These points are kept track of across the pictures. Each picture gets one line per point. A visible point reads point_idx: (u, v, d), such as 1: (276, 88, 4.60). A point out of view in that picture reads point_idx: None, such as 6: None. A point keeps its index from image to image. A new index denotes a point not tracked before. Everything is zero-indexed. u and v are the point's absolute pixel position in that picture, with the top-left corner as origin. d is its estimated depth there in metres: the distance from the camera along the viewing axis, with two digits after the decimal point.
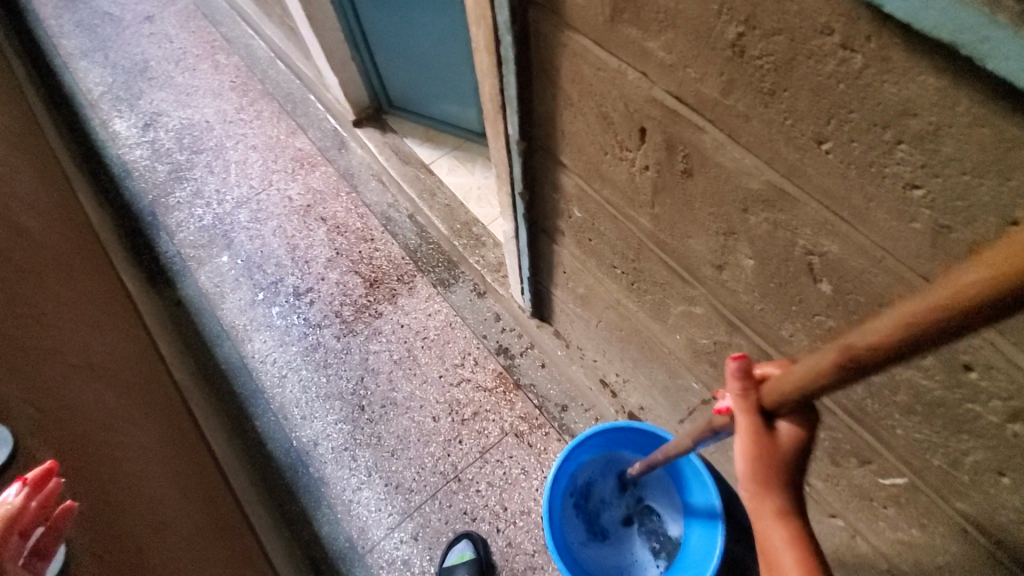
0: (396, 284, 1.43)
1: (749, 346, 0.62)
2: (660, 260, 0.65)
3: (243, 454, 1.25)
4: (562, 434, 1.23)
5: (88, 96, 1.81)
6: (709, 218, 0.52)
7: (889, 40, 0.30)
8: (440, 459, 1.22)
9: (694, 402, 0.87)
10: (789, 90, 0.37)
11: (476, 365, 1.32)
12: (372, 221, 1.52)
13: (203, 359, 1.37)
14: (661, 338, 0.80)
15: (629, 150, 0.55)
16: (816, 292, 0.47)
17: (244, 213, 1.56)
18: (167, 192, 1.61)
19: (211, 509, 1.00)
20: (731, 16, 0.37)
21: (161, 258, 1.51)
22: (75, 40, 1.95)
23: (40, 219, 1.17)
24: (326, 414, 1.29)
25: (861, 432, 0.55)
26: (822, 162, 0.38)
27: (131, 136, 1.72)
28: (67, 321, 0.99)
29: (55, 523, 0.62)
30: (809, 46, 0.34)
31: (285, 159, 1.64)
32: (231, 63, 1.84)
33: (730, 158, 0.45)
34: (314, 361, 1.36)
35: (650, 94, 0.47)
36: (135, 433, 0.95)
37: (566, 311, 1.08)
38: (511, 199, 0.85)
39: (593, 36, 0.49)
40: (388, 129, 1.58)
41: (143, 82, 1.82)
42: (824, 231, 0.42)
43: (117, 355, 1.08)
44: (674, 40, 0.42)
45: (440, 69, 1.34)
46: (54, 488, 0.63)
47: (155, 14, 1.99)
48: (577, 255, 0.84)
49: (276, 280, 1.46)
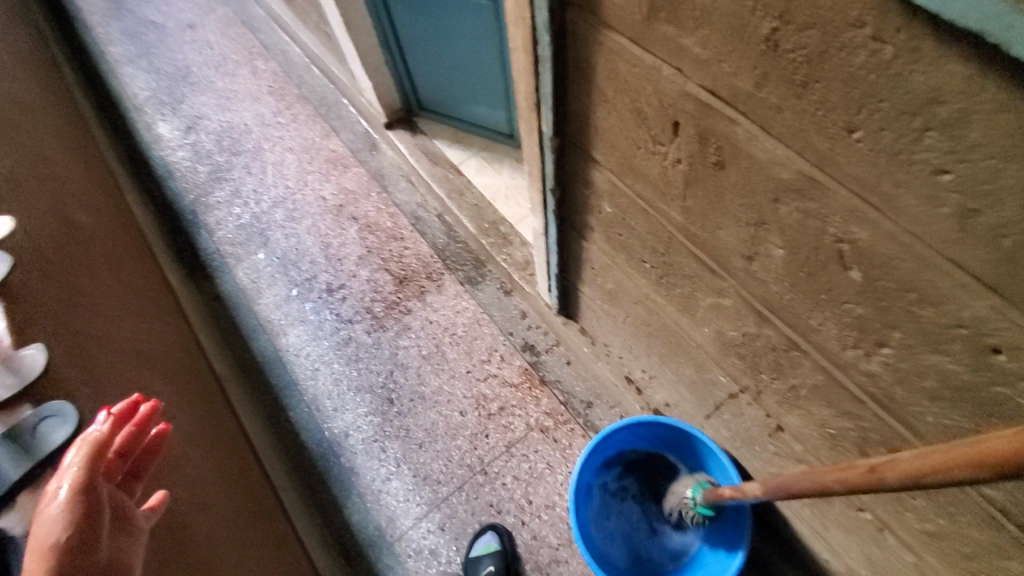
0: (425, 281, 1.47)
1: (778, 336, 0.63)
2: (689, 252, 0.67)
3: (278, 443, 1.30)
4: (586, 430, 1.25)
5: (133, 101, 1.89)
6: (740, 209, 0.54)
7: (918, 32, 0.32)
8: (467, 452, 1.25)
9: (722, 396, 0.88)
10: (821, 81, 0.39)
11: (503, 361, 1.34)
12: (402, 221, 1.56)
13: (240, 351, 1.43)
14: (689, 333, 0.82)
15: (662, 144, 0.57)
16: (846, 280, 0.49)
17: (280, 213, 1.62)
18: (207, 192, 1.68)
19: (247, 493, 1.04)
20: (765, 11, 0.39)
21: (201, 254, 1.58)
22: (121, 47, 2.04)
23: (92, 214, 1.24)
24: (357, 407, 1.33)
25: (891, 421, 0.56)
26: (853, 151, 0.40)
27: (174, 138, 1.80)
28: (118, 311, 1.05)
29: (151, 446, 0.66)
30: (841, 38, 0.36)
31: (319, 161, 1.70)
32: (269, 68, 1.92)
33: (763, 149, 0.46)
34: (345, 355, 1.40)
35: (684, 89, 0.49)
36: (179, 418, 1.00)
37: (593, 307, 1.10)
38: (541, 196, 0.88)
39: (629, 34, 0.51)
40: (418, 131, 1.63)
41: (185, 87, 1.91)
42: (853, 218, 0.43)
43: (162, 344, 1.13)
44: (709, 37, 0.44)
45: (470, 72, 1.37)
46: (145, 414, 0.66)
47: (197, 22, 2.08)
48: (606, 251, 0.87)
49: (310, 276, 1.52)
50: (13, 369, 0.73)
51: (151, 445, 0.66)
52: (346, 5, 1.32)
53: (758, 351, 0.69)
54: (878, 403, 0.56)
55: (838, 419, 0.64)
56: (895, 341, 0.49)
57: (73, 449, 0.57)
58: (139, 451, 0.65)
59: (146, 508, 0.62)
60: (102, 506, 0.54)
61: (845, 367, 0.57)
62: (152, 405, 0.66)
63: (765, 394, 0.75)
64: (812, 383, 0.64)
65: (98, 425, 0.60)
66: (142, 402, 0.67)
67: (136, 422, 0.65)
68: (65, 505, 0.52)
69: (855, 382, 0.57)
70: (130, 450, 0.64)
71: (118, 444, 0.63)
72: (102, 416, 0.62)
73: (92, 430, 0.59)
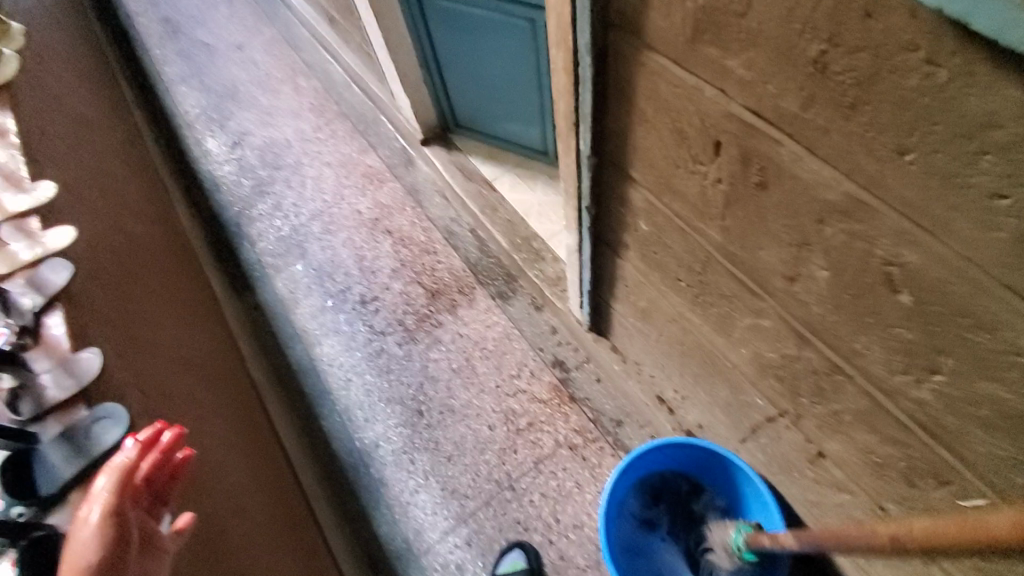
0: (457, 295, 1.48)
1: (820, 359, 0.62)
2: (728, 271, 0.66)
3: (310, 451, 1.32)
4: (616, 449, 1.23)
5: (184, 118, 1.99)
6: (782, 230, 0.53)
7: (974, 57, 0.31)
8: (495, 468, 1.25)
9: (758, 419, 0.86)
10: (871, 104, 0.38)
11: (532, 377, 1.34)
12: (435, 235, 1.59)
13: (276, 360, 1.46)
14: (725, 353, 0.81)
15: (702, 164, 0.57)
16: (894, 303, 0.47)
17: (318, 226, 1.67)
18: (250, 205, 1.75)
19: (280, 499, 1.07)
20: (813, 35, 0.39)
21: (242, 265, 1.64)
22: (175, 67, 2.15)
23: (145, 225, 1.30)
24: (387, 418, 1.35)
25: (940, 451, 0.53)
26: (904, 173, 0.39)
27: (221, 153, 1.88)
28: (165, 318, 1.09)
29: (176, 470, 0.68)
30: (893, 61, 0.35)
31: (357, 176, 1.74)
32: (312, 87, 1.99)
33: (808, 170, 0.46)
34: (377, 366, 1.42)
35: (727, 109, 0.50)
36: (218, 423, 1.03)
37: (625, 324, 1.10)
38: (576, 213, 0.89)
39: (671, 55, 0.52)
40: (453, 147, 1.66)
41: (232, 104, 1.99)
42: (902, 241, 0.43)
43: (205, 351, 1.17)
44: (754, 59, 0.44)
45: (506, 91, 1.40)
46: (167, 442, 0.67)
47: (245, 42, 2.18)
48: (640, 269, 0.86)
49: (345, 288, 1.55)
50: (70, 371, 0.77)
51: (176, 469, 0.68)
52: (388, 28, 1.36)
53: (798, 374, 0.68)
54: (926, 431, 0.54)
55: (883, 446, 0.61)
56: (946, 367, 0.47)
57: (103, 475, 0.61)
58: (162, 476, 0.67)
59: (173, 530, 0.63)
60: (129, 533, 0.57)
61: (892, 393, 0.55)
62: (175, 432, 0.69)
63: (804, 419, 0.73)
64: (856, 409, 0.62)
65: (123, 453, 0.63)
66: (165, 429, 0.69)
67: (161, 449, 0.67)
68: (97, 528, 0.56)
69: (901, 409, 0.55)
70: (155, 477, 0.66)
71: (144, 471, 0.65)
72: (129, 442, 0.64)
73: (120, 457, 0.62)
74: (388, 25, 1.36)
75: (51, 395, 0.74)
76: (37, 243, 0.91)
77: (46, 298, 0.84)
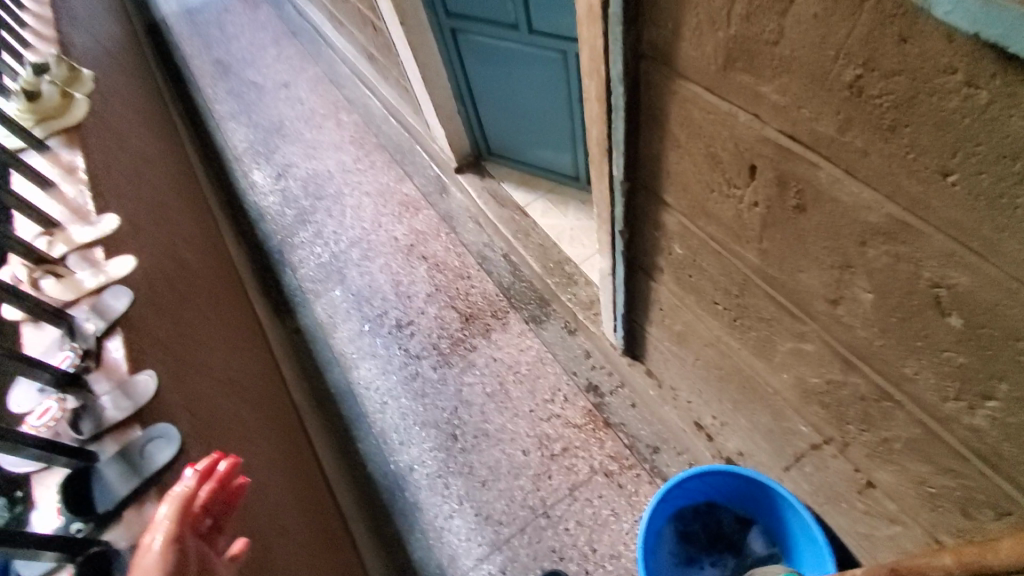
0: (490, 320, 1.50)
1: (866, 385, 0.60)
2: (766, 294, 0.65)
3: (347, 473, 1.34)
4: (653, 477, 1.20)
5: (234, 152, 2.10)
6: (823, 252, 0.53)
7: (1015, 79, 0.31)
8: (530, 494, 1.24)
9: (802, 447, 0.83)
10: (911, 126, 0.38)
11: (566, 401, 1.34)
12: (469, 260, 1.61)
13: (315, 383, 1.50)
14: (765, 378, 0.79)
15: (738, 187, 0.57)
16: (944, 327, 0.46)
17: (357, 252, 1.73)
18: (292, 233, 1.82)
19: (319, 521, 1.08)
20: (848, 60, 0.39)
21: (285, 290, 1.70)
22: (225, 104, 2.28)
23: (196, 254, 1.37)
24: (422, 442, 1.36)
25: (1000, 481, 0.51)
26: (948, 194, 0.39)
27: (266, 184, 1.97)
28: (214, 343, 1.14)
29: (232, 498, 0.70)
30: (932, 83, 0.35)
31: (393, 204, 1.80)
32: (352, 120, 2.08)
33: (848, 193, 0.46)
34: (413, 390, 1.44)
35: (762, 133, 0.50)
36: (262, 445, 1.06)
37: (661, 349, 1.08)
38: (610, 237, 0.89)
39: (704, 83, 0.52)
40: (486, 175, 1.70)
41: (278, 139, 2.10)
42: (950, 263, 0.42)
43: (250, 374, 1.21)
44: (788, 84, 0.45)
45: (538, 119, 1.43)
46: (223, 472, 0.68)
47: (290, 81, 2.30)
48: (675, 292, 0.86)
49: (381, 312, 1.59)
50: (128, 393, 0.80)
51: (232, 496, 0.69)
52: (425, 63, 1.41)
53: (844, 400, 0.66)
54: (983, 459, 0.51)
55: (937, 475, 0.59)
56: (1003, 393, 0.45)
57: (164, 505, 0.63)
58: (220, 504, 0.69)
59: (228, 556, 0.67)
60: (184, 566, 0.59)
61: (945, 420, 0.53)
62: (231, 461, 0.69)
63: (852, 447, 0.70)
64: (907, 436, 0.60)
65: (181, 484, 0.65)
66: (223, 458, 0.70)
67: (217, 479, 0.68)
68: (157, 559, 0.58)
69: (956, 437, 0.53)
70: (213, 505, 0.68)
71: (201, 500, 0.66)
72: (189, 472, 0.67)
73: (179, 487, 0.65)
74: (425, 61, 1.40)
75: (111, 416, 0.78)
76: (101, 272, 0.97)
77: (108, 322, 0.89)
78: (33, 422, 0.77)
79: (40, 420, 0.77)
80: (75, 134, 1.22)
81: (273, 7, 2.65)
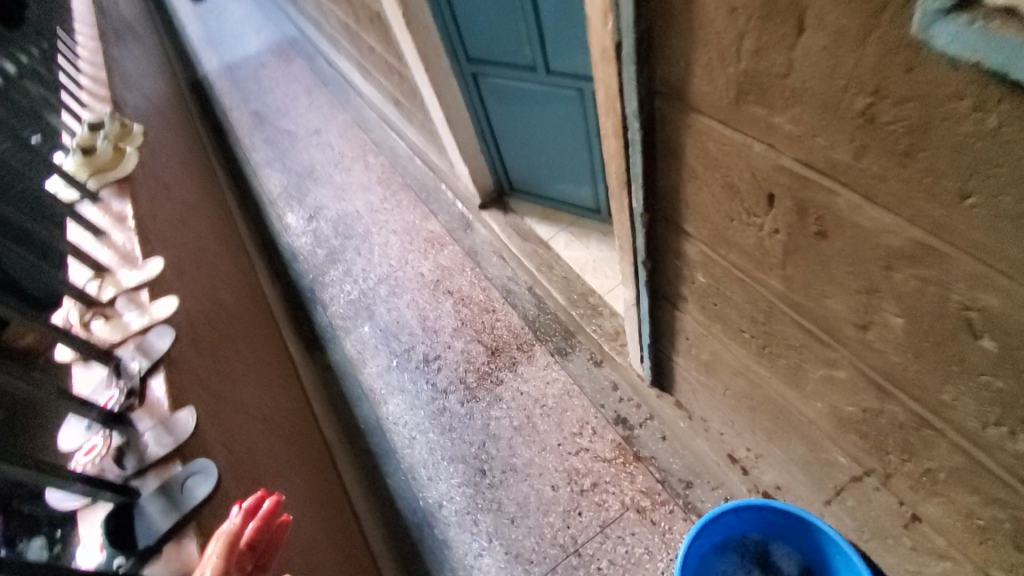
0: (516, 353, 1.50)
1: (904, 413, 0.58)
2: (793, 321, 0.65)
3: (376, 510, 1.34)
4: (687, 513, 1.17)
5: (269, 196, 2.20)
6: (847, 277, 0.52)
7: (1022, 102, 0.32)
8: (560, 531, 1.21)
9: (842, 479, 0.80)
10: (926, 151, 0.39)
11: (595, 434, 1.32)
12: (494, 294, 1.63)
13: (345, 418, 1.52)
14: (799, 408, 0.77)
15: (757, 216, 0.57)
16: (979, 350, 0.45)
17: (384, 289, 1.77)
18: (323, 272, 1.88)
19: (350, 558, 1.08)
20: (858, 89, 0.40)
21: (316, 328, 1.74)
22: (261, 152, 2.40)
23: (232, 294, 1.43)
24: (450, 477, 1.35)
25: None
26: (970, 217, 0.39)
27: (299, 226, 2.05)
28: (248, 380, 1.17)
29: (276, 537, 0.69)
30: (942, 109, 0.36)
31: (419, 241, 1.85)
32: (379, 162, 2.16)
33: (869, 218, 0.46)
34: (440, 425, 1.44)
35: (778, 163, 0.50)
36: (294, 480, 1.07)
37: (689, 379, 1.07)
38: (633, 267, 0.90)
39: (717, 116, 0.53)
40: (509, 210, 1.73)
41: (310, 182, 2.19)
42: (978, 285, 0.41)
43: (282, 410, 1.24)
44: (800, 114, 0.45)
45: (558, 155, 1.46)
46: (265, 510, 0.70)
47: (322, 127, 2.42)
48: (701, 321, 0.86)
49: (409, 347, 1.61)
50: (169, 430, 0.83)
51: (276, 535, 0.69)
52: (448, 105, 1.45)
53: (882, 429, 0.64)
54: None
55: (986, 507, 0.56)
56: None
57: (214, 542, 0.67)
58: (265, 543, 0.68)
59: None
60: None
61: (988, 448, 0.51)
62: (274, 499, 0.71)
63: (894, 478, 0.68)
64: (951, 466, 0.57)
65: (229, 521, 0.69)
66: (269, 497, 0.72)
67: (260, 517, 0.69)
68: None
69: (1003, 466, 0.51)
70: (257, 542, 0.68)
71: (245, 537, 0.68)
72: (237, 510, 0.70)
73: (228, 524, 0.69)
74: (448, 103, 1.44)
75: (152, 452, 0.81)
76: (146, 312, 1.01)
77: (151, 361, 0.92)
78: (81, 459, 0.82)
79: (87, 456, 0.81)
80: (124, 185, 1.30)
81: (306, 60, 2.81)
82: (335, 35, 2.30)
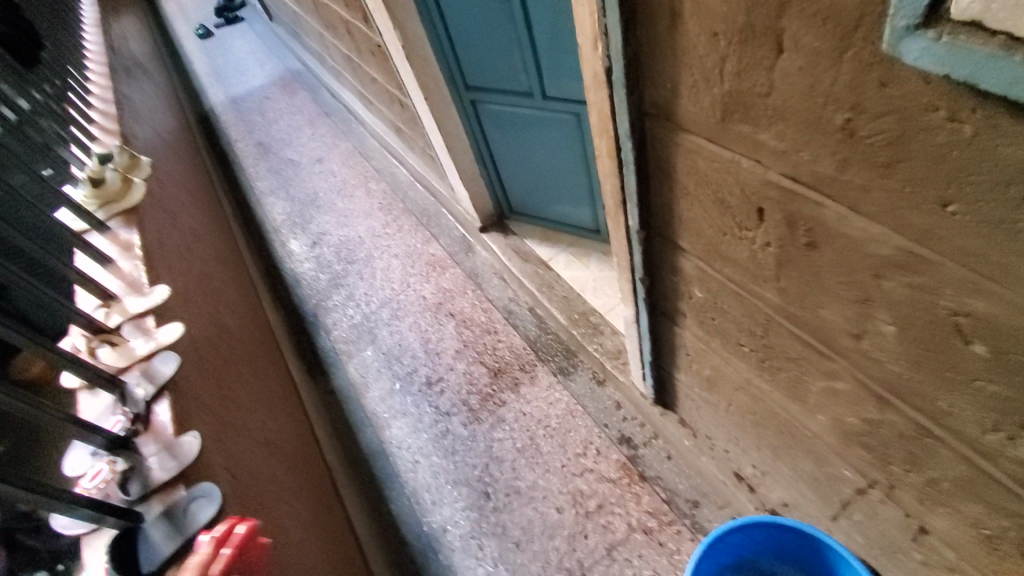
0: (519, 373, 1.51)
1: (905, 422, 0.59)
2: (791, 332, 0.66)
3: (380, 536, 1.33)
4: (695, 533, 1.15)
5: (272, 224, 2.24)
6: (840, 287, 0.53)
7: (994, 111, 0.33)
8: (566, 553, 1.20)
9: (849, 493, 0.79)
10: (905, 161, 0.40)
11: (599, 455, 1.31)
12: (496, 315, 1.65)
13: (348, 443, 1.52)
14: (801, 421, 0.78)
15: (749, 230, 0.59)
16: (971, 355, 0.46)
17: (387, 312, 1.79)
18: (326, 297, 1.90)
19: None
20: (836, 105, 0.41)
21: (319, 352, 1.75)
22: (265, 180, 2.45)
23: (235, 320, 1.44)
24: (454, 501, 1.34)
25: None
26: (953, 222, 0.40)
27: (302, 252, 2.08)
28: (250, 405, 1.17)
29: (252, 560, 0.71)
30: (918, 121, 0.37)
31: (421, 264, 1.87)
32: (381, 188, 2.20)
33: (855, 228, 0.47)
34: (443, 447, 1.44)
35: (766, 177, 0.52)
36: (296, 506, 1.06)
37: (692, 396, 1.07)
38: (631, 284, 0.91)
39: (706, 135, 0.55)
40: (509, 232, 1.75)
41: (313, 209, 2.23)
42: (966, 290, 0.42)
43: (284, 436, 1.24)
44: (784, 130, 0.47)
45: (556, 177, 1.48)
46: (239, 536, 0.71)
47: (324, 156, 2.47)
48: (700, 336, 0.86)
49: (411, 370, 1.62)
50: (174, 454, 0.84)
51: (251, 560, 0.71)
52: (448, 131, 1.47)
53: (884, 440, 0.64)
54: None
55: (993, 517, 0.56)
56: None
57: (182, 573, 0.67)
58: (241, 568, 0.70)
59: None
60: None
61: (987, 453, 0.51)
62: (248, 525, 0.72)
63: (900, 490, 0.68)
64: (955, 475, 0.57)
65: (199, 551, 0.69)
66: (240, 524, 0.73)
67: (235, 543, 0.70)
68: None
69: (1006, 473, 0.51)
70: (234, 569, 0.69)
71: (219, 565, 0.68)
72: (206, 540, 0.70)
73: (196, 555, 0.68)
74: (447, 129, 1.47)
75: (156, 476, 0.81)
76: (151, 338, 1.02)
77: (156, 386, 0.93)
78: (86, 484, 0.81)
79: (93, 481, 0.81)
80: (131, 215, 1.33)
81: (309, 92, 2.88)
82: (337, 67, 2.36)
